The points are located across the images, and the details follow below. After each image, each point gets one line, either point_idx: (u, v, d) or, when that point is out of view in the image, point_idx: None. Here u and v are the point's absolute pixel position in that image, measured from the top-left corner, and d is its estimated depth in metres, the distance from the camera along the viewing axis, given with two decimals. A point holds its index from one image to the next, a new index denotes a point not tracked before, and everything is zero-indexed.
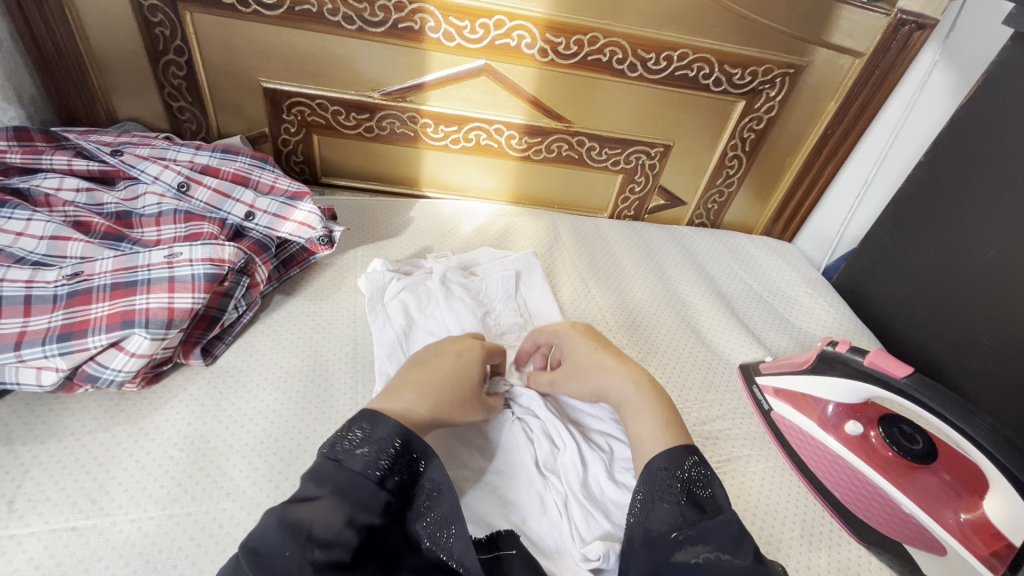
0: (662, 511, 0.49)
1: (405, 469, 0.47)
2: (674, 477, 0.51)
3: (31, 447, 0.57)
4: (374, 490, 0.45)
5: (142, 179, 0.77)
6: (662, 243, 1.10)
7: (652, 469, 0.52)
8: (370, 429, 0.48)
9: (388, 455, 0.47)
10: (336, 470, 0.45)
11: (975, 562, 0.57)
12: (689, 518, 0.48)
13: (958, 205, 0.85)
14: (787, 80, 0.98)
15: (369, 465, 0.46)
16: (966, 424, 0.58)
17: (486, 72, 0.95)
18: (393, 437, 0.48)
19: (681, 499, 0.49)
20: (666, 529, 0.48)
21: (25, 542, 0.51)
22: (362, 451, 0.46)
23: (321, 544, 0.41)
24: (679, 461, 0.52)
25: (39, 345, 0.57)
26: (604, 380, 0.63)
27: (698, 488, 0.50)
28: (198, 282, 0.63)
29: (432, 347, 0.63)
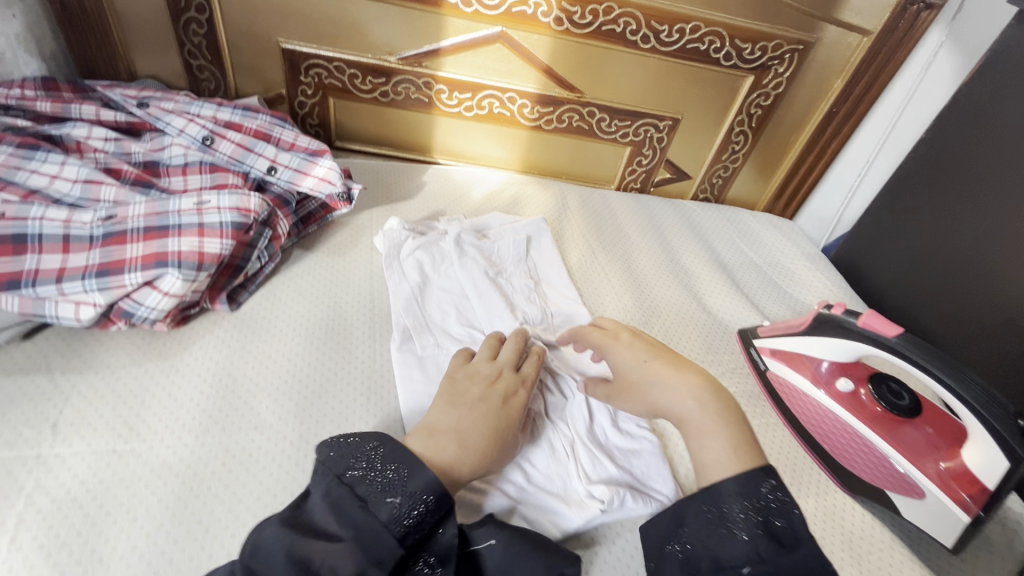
0: (736, 544, 0.47)
1: (428, 526, 0.47)
2: (748, 506, 0.49)
3: (70, 377, 0.61)
4: (392, 544, 0.45)
5: (168, 131, 0.79)
6: (667, 215, 1.13)
7: (724, 496, 0.50)
8: (408, 477, 0.48)
9: (416, 511, 0.47)
10: (360, 514, 0.46)
11: (950, 506, 0.60)
12: (764, 554, 0.46)
13: (956, 181, 0.88)
14: (796, 56, 1.00)
15: (394, 516, 0.46)
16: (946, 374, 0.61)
17: (502, 40, 0.96)
18: (427, 493, 0.48)
19: (757, 531, 0.48)
20: (740, 563, 0.46)
21: (69, 461, 0.54)
22: (392, 500, 0.47)
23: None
24: (754, 486, 0.50)
25: (79, 280, 0.60)
26: (665, 397, 0.59)
27: (773, 519, 0.49)
28: (227, 228, 0.66)
29: (471, 379, 0.60)
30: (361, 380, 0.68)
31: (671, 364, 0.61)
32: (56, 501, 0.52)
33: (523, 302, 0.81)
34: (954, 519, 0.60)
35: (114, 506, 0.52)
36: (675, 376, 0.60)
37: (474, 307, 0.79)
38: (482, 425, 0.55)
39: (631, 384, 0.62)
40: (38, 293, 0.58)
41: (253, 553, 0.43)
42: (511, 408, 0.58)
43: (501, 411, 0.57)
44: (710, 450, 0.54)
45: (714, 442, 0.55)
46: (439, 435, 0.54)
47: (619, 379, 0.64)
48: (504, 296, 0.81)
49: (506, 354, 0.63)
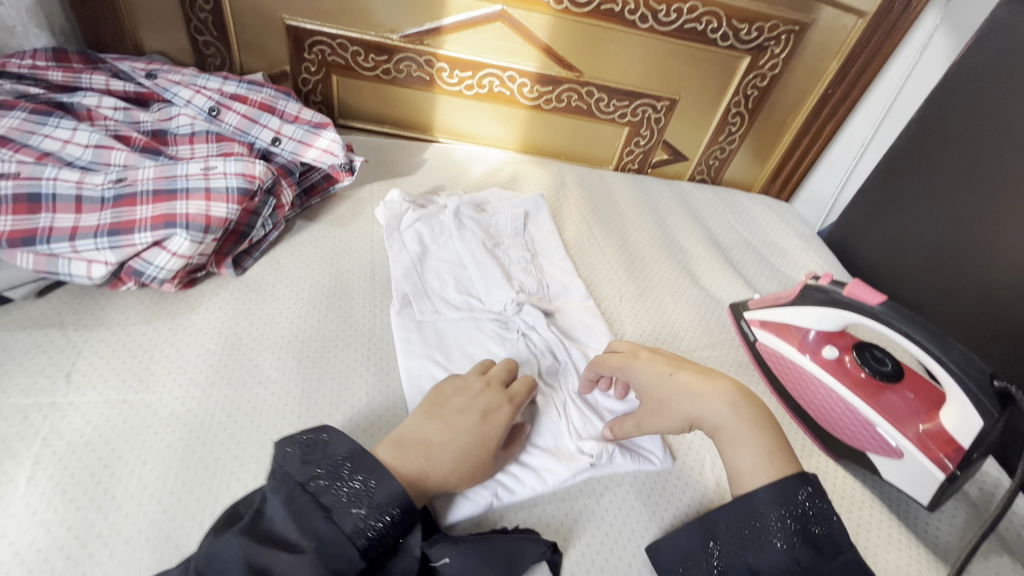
0: (775, 554, 0.48)
1: (391, 538, 0.47)
2: (784, 518, 0.49)
3: (82, 333, 0.63)
4: (354, 557, 0.44)
5: (175, 102, 0.82)
6: (664, 195, 1.15)
7: (758, 508, 0.50)
8: (376, 489, 0.48)
9: (381, 522, 0.46)
10: (324, 525, 0.45)
11: (928, 465, 0.63)
12: (802, 564, 0.47)
13: (948, 160, 0.90)
14: (792, 36, 1.02)
15: (359, 528, 0.45)
16: (923, 337, 0.63)
17: (502, 18, 0.98)
18: (393, 506, 0.47)
19: (795, 539, 0.48)
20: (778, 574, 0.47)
21: (82, 408, 0.57)
22: (357, 511, 0.46)
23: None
24: (791, 494, 0.49)
25: (91, 238, 0.62)
26: (696, 408, 0.56)
27: (811, 526, 0.48)
28: (232, 193, 0.68)
29: (457, 392, 0.58)
30: (362, 342, 0.70)
31: (699, 372, 0.58)
32: (71, 444, 0.54)
33: (520, 273, 0.83)
34: (930, 477, 0.62)
35: (126, 450, 0.55)
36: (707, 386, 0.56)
37: (472, 277, 0.81)
38: (457, 441, 0.53)
39: (659, 402, 0.58)
40: (52, 250, 0.61)
41: (209, 560, 0.42)
42: (490, 425, 0.55)
43: (479, 428, 0.55)
44: (745, 457, 0.53)
45: (754, 454, 0.52)
46: (409, 447, 0.53)
47: (646, 398, 0.59)
48: (502, 266, 0.83)
49: (498, 366, 0.62)
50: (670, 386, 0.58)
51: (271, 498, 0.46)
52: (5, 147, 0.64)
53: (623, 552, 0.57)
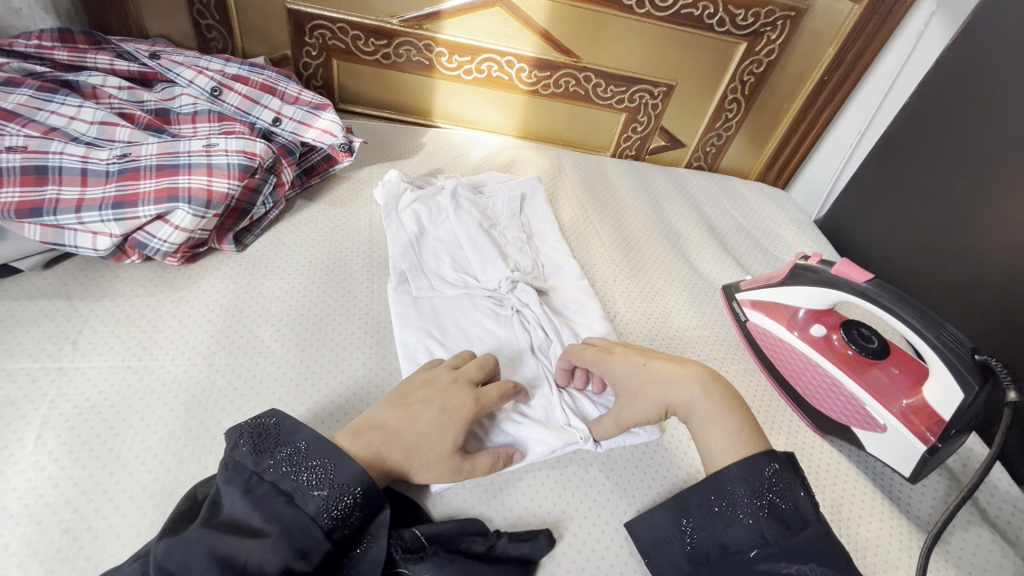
0: (744, 528, 0.49)
1: (357, 518, 0.48)
2: (751, 494, 0.50)
3: (87, 303, 0.65)
4: (319, 537, 0.46)
5: (179, 82, 0.84)
6: (660, 181, 1.16)
7: (728, 485, 0.51)
8: (334, 471, 0.48)
9: (343, 503, 0.47)
10: (286, 508, 0.46)
11: (911, 438, 0.64)
12: (770, 538, 0.49)
13: (941, 145, 0.91)
14: (789, 22, 1.03)
15: (321, 510, 0.47)
16: (905, 311, 0.64)
17: (501, 3, 0.99)
18: (354, 487, 0.48)
19: (762, 513, 0.49)
20: (745, 547, 0.49)
21: (88, 373, 0.59)
22: (318, 494, 0.47)
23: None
24: (757, 471, 0.51)
25: (97, 210, 0.64)
26: (669, 393, 0.57)
27: (778, 501, 0.50)
28: (233, 169, 0.70)
29: (425, 385, 0.58)
30: (360, 316, 0.72)
31: (670, 360, 0.60)
32: (77, 407, 0.56)
33: (515, 254, 0.84)
34: (912, 449, 0.64)
35: (129, 414, 0.57)
36: (674, 368, 0.59)
37: (468, 255, 0.82)
38: (414, 432, 0.53)
39: (634, 392, 0.59)
40: (58, 221, 0.63)
41: (168, 554, 0.42)
42: (450, 419, 0.54)
43: (437, 420, 0.54)
44: (715, 437, 0.54)
45: (721, 431, 0.54)
46: (368, 433, 0.53)
47: (621, 391, 0.61)
48: (497, 245, 0.84)
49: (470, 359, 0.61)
50: (642, 373, 0.60)
51: (227, 489, 0.47)
52: (13, 122, 0.66)
53: (607, 530, 0.57)
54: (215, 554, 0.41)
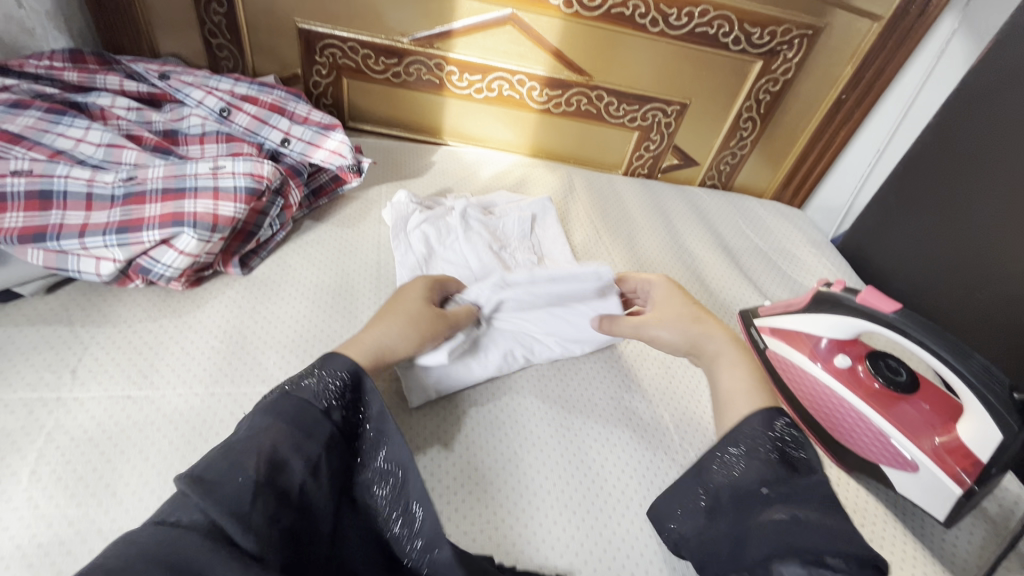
0: (754, 468, 0.47)
1: (351, 399, 0.49)
2: (766, 435, 0.49)
3: (89, 330, 0.64)
4: (318, 418, 0.46)
5: (187, 103, 0.83)
6: (673, 200, 1.14)
7: (742, 426, 0.50)
8: (322, 364, 0.50)
9: (335, 387, 0.49)
10: (283, 401, 0.46)
11: (944, 479, 0.61)
12: (781, 476, 0.46)
13: (966, 166, 0.88)
14: (806, 41, 1.00)
15: (317, 394, 0.48)
16: (933, 342, 0.61)
17: (512, 21, 0.97)
18: (342, 371, 0.50)
19: (771, 457, 0.48)
20: (756, 485, 0.46)
21: (87, 403, 0.57)
22: (310, 381, 0.48)
23: (269, 470, 0.41)
24: (772, 422, 0.50)
25: (100, 236, 0.63)
26: (706, 336, 0.62)
27: (792, 451, 0.49)
28: (240, 193, 0.69)
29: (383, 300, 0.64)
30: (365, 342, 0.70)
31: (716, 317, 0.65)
32: (74, 439, 0.54)
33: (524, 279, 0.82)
34: (946, 492, 0.61)
35: (128, 445, 0.55)
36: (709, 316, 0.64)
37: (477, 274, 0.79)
38: (390, 309, 0.61)
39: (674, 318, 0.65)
40: (61, 247, 0.62)
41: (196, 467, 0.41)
42: (407, 296, 0.63)
43: (400, 300, 0.62)
44: (731, 381, 0.57)
45: (735, 374, 0.57)
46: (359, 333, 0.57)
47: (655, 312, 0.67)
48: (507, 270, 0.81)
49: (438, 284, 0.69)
50: (686, 313, 0.65)
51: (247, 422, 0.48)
52: (19, 145, 0.65)
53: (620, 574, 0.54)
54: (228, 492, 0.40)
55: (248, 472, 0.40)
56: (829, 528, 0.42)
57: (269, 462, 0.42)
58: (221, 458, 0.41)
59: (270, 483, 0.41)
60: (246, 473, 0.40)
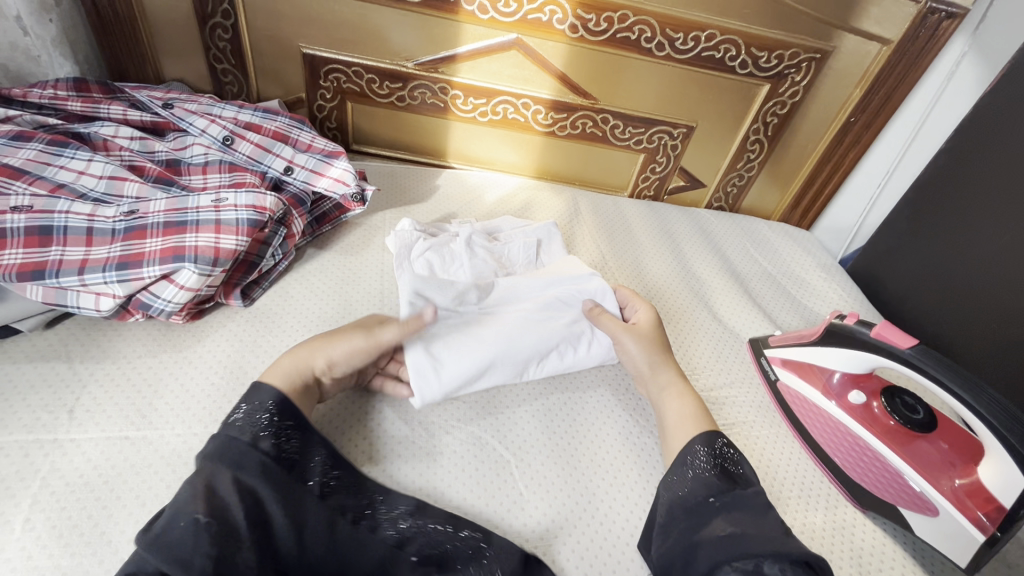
0: (702, 482, 0.55)
1: (282, 425, 0.53)
2: (707, 453, 0.57)
3: (88, 366, 0.63)
4: (247, 451, 0.49)
5: (191, 131, 0.83)
6: (680, 223, 1.12)
7: (688, 447, 0.58)
8: (250, 397, 0.54)
9: (263, 416, 0.52)
10: (212, 440, 0.50)
11: (964, 523, 0.59)
12: (723, 487, 0.54)
13: (980, 193, 0.87)
14: (814, 64, 0.99)
15: (246, 428, 0.51)
16: (952, 382, 0.59)
17: (517, 46, 0.97)
18: (267, 401, 0.53)
19: (714, 471, 0.55)
20: (703, 496, 0.53)
21: (84, 445, 0.56)
22: (238, 417, 0.52)
23: (209, 511, 0.45)
24: (710, 440, 0.58)
25: (100, 272, 0.62)
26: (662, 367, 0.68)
27: (731, 467, 0.57)
28: (242, 226, 0.68)
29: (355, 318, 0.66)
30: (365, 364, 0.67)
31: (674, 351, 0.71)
32: (69, 484, 0.53)
33: None
34: (968, 539, 0.58)
35: (124, 490, 0.54)
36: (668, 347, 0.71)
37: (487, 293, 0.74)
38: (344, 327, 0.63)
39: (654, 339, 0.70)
40: (60, 283, 0.61)
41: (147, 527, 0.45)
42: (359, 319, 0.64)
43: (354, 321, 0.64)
44: (671, 415, 0.64)
45: (679, 406, 0.64)
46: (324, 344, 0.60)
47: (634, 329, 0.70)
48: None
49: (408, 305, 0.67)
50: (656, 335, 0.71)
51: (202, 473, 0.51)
52: (20, 179, 0.65)
53: None
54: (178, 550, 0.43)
55: (188, 515, 0.44)
56: (766, 535, 0.49)
57: (210, 503, 0.45)
58: (168, 512, 0.45)
59: (215, 521, 0.44)
60: (187, 516, 0.44)
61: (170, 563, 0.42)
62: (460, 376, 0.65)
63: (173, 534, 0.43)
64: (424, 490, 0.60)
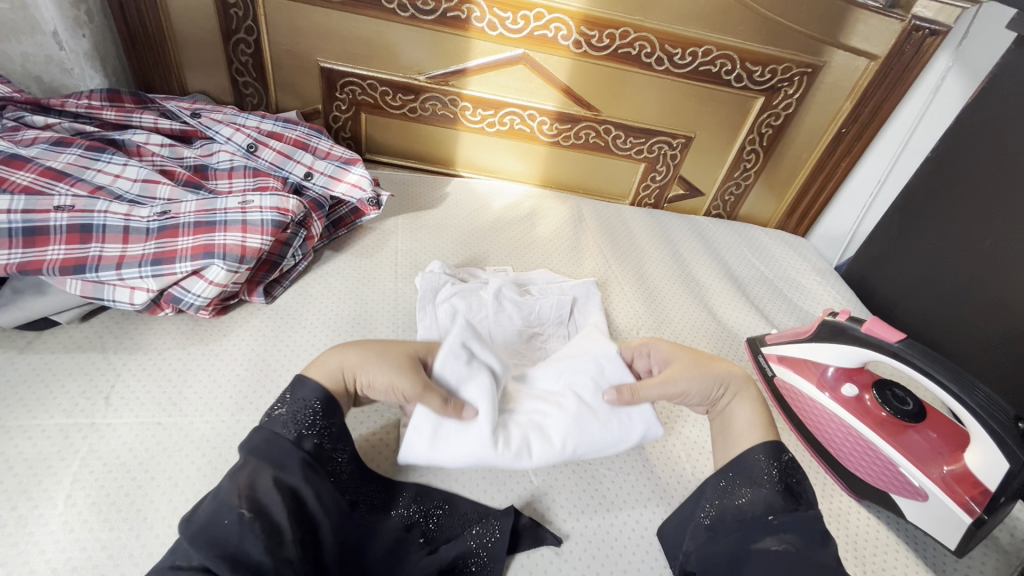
0: (761, 495, 0.53)
1: (320, 425, 0.54)
2: (772, 466, 0.55)
3: (121, 356, 0.66)
4: (290, 447, 0.51)
5: (217, 139, 0.88)
6: (679, 229, 1.17)
7: (748, 455, 0.57)
8: (292, 392, 0.55)
9: (308, 412, 0.54)
10: (256, 435, 0.52)
11: (952, 506, 0.62)
12: (785, 506, 0.52)
13: (965, 200, 0.91)
14: (806, 78, 1.04)
15: (289, 425, 0.53)
16: (934, 370, 0.63)
17: (524, 61, 1.02)
18: (311, 398, 0.55)
19: (779, 487, 0.53)
20: (762, 512, 0.52)
21: (120, 429, 0.60)
22: (280, 412, 0.54)
23: (253, 506, 0.46)
24: (777, 453, 0.56)
25: (136, 267, 0.67)
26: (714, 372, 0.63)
27: (794, 483, 0.55)
28: (267, 226, 0.72)
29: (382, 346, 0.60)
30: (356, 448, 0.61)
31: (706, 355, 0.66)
32: (107, 465, 0.56)
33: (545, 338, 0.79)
34: (957, 520, 0.62)
35: (157, 471, 0.57)
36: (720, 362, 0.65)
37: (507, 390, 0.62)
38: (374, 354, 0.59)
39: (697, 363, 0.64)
40: (100, 277, 0.66)
41: (195, 513, 0.47)
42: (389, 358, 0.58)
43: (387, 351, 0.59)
44: (740, 423, 0.61)
45: (750, 413, 0.61)
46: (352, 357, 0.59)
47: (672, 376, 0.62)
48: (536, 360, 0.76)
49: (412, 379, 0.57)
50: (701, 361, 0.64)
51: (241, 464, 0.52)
52: (63, 181, 0.70)
53: None
54: (225, 546, 0.44)
55: (232, 511, 0.46)
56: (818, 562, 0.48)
57: (252, 498, 0.47)
58: (212, 503, 0.47)
59: (258, 516, 0.46)
60: (231, 512, 0.45)
61: (217, 559, 0.43)
62: (457, 459, 0.57)
63: (219, 528, 0.45)
64: (439, 478, 0.63)
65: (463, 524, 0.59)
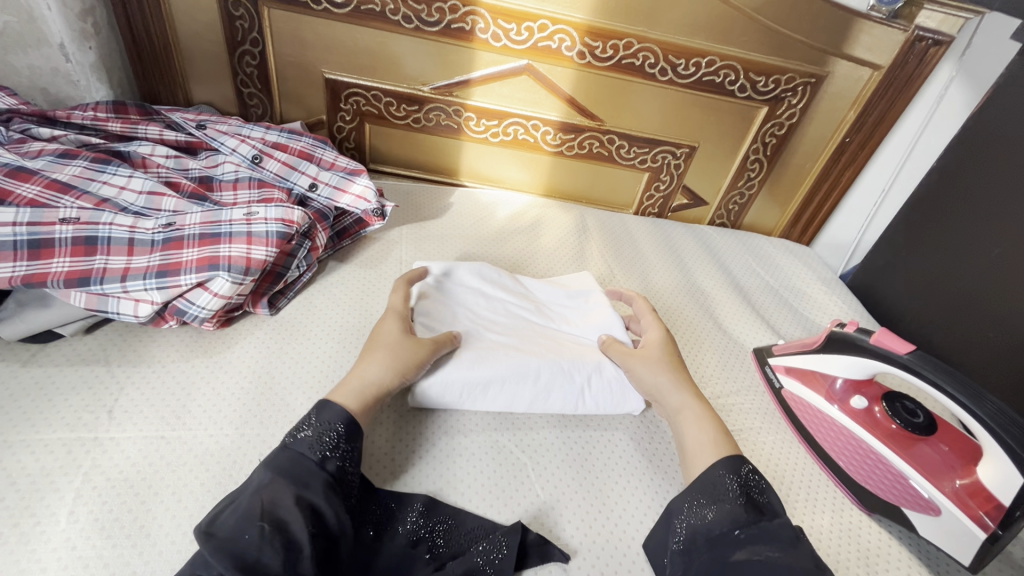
0: (724, 511, 0.54)
1: (344, 449, 0.55)
2: (735, 481, 0.56)
3: (125, 369, 0.66)
4: (313, 468, 0.52)
5: (222, 150, 0.88)
6: (684, 238, 1.17)
7: (713, 473, 0.57)
8: (317, 414, 0.56)
9: (330, 436, 0.55)
10: (278, 455, 0.53)
11: (966, 522, 0.61)
12: (748, 518, 0.53)
13: (971, 209, 0.91)
14: (809, 88, 1.05)
15: (313, 446, 0.54)
16: (946, 383, 0.63)
17: (528, 71, 1.03)
18: (337, 422, 0.56)
19: (739, 500, 0.55)
20: (728, 527, 0.53)
21: (123, 443, 0.59)
22: (305, 434, 0.55)
23: (273, 521, 0.47)
24: (735, 467, 0.57)
25: (140, 279, 0.67)
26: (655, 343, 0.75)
27: (758, 496, 0.56)
28: (272, 237, 0.71)
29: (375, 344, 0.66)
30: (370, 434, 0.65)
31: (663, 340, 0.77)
32: (110, 480, 0.56)
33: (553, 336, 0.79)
34: (971, 536, 0.61)
35: (160, 487, 0.56)
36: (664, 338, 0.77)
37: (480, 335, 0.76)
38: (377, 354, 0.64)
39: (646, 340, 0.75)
40: (104, 289, 0.66)
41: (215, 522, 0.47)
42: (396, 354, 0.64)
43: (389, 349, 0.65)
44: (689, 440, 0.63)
45: (698, 432, 0.63)
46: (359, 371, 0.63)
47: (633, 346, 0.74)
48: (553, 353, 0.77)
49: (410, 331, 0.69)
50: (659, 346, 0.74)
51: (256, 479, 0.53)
52: (68, 194, 0.70)
53: None
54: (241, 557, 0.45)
55: (253, 525, 0.47)
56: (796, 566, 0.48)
57: (271, 516, 0.48)
58: (234, 517, 0.48)
59: (278, 532, 0.47)
60: (253, 527, 0.46)
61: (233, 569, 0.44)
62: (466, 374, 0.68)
63: (239, 540, 0.46)
64: (445, 492, 0.62)
65: (470, 540, 0.58)
